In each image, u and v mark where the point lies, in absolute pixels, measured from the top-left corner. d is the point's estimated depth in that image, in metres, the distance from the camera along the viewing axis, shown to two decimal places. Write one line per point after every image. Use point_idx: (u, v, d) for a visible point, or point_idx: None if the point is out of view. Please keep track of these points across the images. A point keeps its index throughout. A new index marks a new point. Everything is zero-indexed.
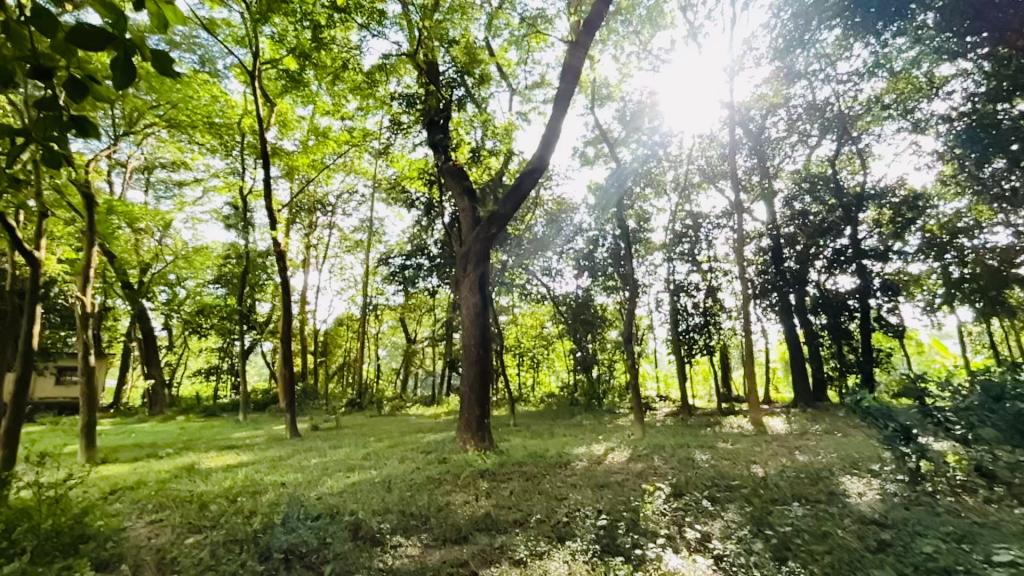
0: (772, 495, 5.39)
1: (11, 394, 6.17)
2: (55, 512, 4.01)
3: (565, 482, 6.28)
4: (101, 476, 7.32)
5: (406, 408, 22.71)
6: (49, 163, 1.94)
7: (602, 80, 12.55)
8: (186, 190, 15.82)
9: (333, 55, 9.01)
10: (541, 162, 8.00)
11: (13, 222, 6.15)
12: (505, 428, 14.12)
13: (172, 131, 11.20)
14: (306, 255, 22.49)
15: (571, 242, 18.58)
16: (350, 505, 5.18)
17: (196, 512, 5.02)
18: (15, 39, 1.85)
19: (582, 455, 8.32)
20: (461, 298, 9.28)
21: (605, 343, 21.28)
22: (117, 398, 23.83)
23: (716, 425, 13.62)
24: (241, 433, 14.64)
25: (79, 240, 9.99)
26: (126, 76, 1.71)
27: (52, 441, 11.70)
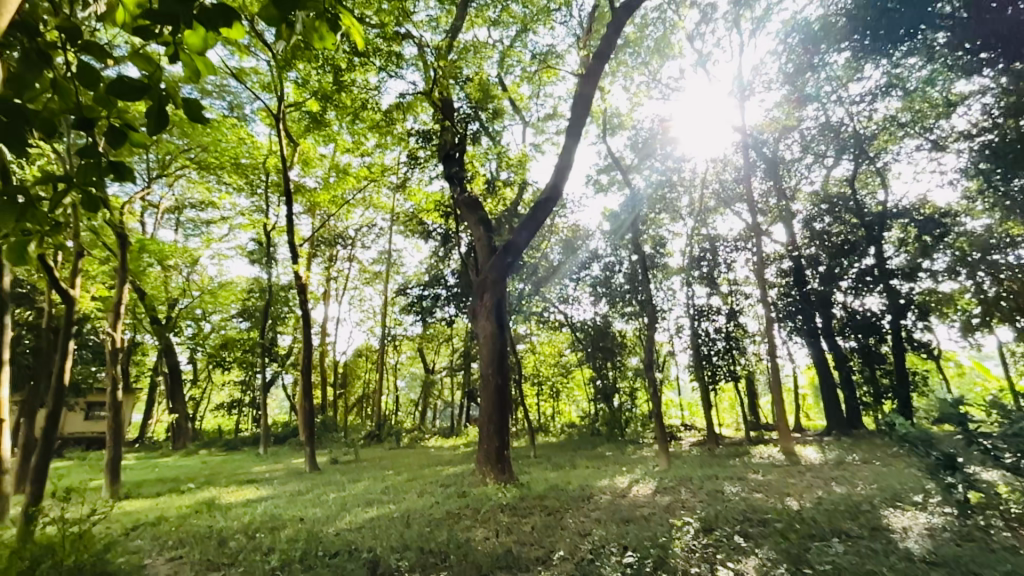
0: (810, 530, 5.10)
1: (42, 430, 6.31)
2: (80, 549, 4.04)
3: (588, 517, 6.05)
4: (123, 512, 7.33)
5: (424, 440, 22.50)
6: (87, 207, 2.03)
7: (613, 110, 12.80)
8: (213, 229, 16.45)
9: (353, 97, 9.39)
10: (555, 191, 8.06)
11: (50, 262, 6.44)
12: (526, 459, 13.83)
13: (202, 173, 11.77)
14: (327, 287, 22.98)
15: (587, 268, 18.61)
16: (368, 541, 5.08)
17: (215, 548, 4.98)
18: (61, 95, 1.99)
19: (605, 487, 8.05)
20: (477, 327, 9.30)
21: (626, 370, 20.92)
22: (142, 432, 24.16)
23: (745, 455, 13.09)
24: (261, 466, 14.66)
25: (113, 277, 10.40)
26: (160, 121, 1.80)
27: (80, 476, 11.90)
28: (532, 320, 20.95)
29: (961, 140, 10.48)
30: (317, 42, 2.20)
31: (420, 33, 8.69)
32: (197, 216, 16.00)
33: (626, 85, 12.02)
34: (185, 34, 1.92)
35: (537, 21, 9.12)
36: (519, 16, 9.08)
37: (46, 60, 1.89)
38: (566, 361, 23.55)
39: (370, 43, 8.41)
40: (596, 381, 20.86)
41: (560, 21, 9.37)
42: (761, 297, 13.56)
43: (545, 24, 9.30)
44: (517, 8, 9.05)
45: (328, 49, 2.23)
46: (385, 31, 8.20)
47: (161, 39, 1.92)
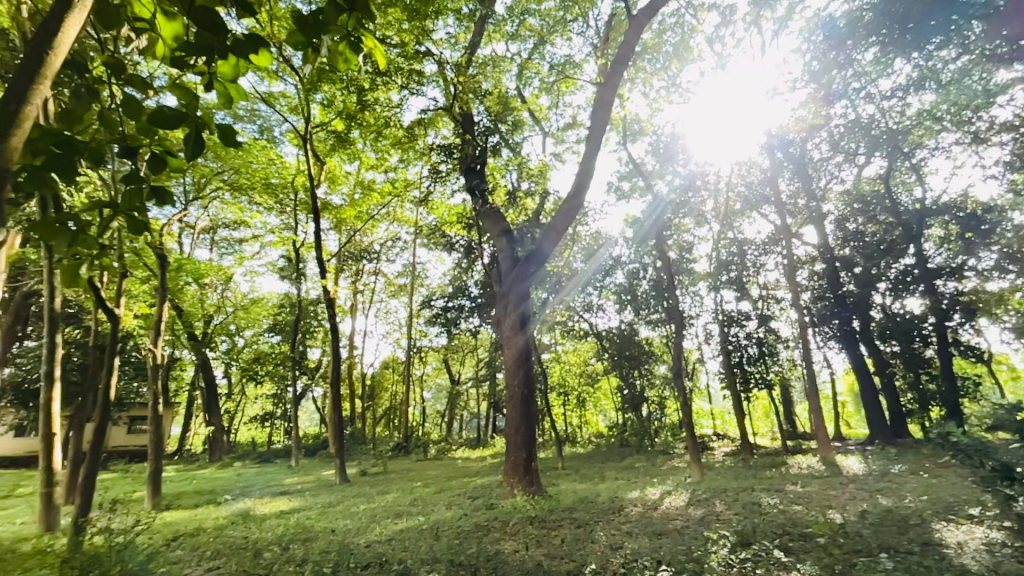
0: (855, 545, 4.84)
1: (89, 442, 6.62)
2: (123, 559, 4.20)
3: (619, 530, 5.92)
4: (164, 522, 7.57)
5: (451, 452, 22.56)
6: (132, 231, 2.14)
7: (633, 116, 12.72)
8: (246, 247, 17.08)
9: (376, 115, 9.55)
10: (577, 200, 8.02)
11: (97, 282, 6.80)
12: (554, 471, 13.67)
13: (235, 194, 12.24)
14: (354, 300, 23.47)
15: (611, 275, 18.49)
16: (399, 553, 5.09)
17: (250, 559, 5.08)
18: (106, 125, 2.13)
19: (636, 500, 7.87)
20: (503, 339, 9.33)
21: (654, 379, 20.53)
22: (181, 445, 25.02)
23: (782, 466, 12.59)
24: (293, 478, 14.97)
25: (153, 296, 10.86)
26: (197, 146, 1.90)
27: (123, 488, 12.37)
28: (557, 329, 20.82)
29: (1004, 131, 9.98)
30: (341, 64, 2.29)
31: (440, 51, 8.89)
32: (231, 235, 16.62)
33: (645, 91, 11.98)
34: (218, 64, 2.03)
35: (554, 32, 9.19)
36: (537, 29, 9.19)
37: (95, 95, 2.03)
38: (592, 370, 23.27)
39: (391, 62, 8.66)
40: (623, 390, 20.51)
41: (577, 32, 9.45)
42: (794, 301, 13.11)
43: (562, 36, 9.38)
44: (535, 20, 9.15)
45: (353, 71, 2.31)
46: (406, 50, 8.44)
47: (196, 70, 2.06)
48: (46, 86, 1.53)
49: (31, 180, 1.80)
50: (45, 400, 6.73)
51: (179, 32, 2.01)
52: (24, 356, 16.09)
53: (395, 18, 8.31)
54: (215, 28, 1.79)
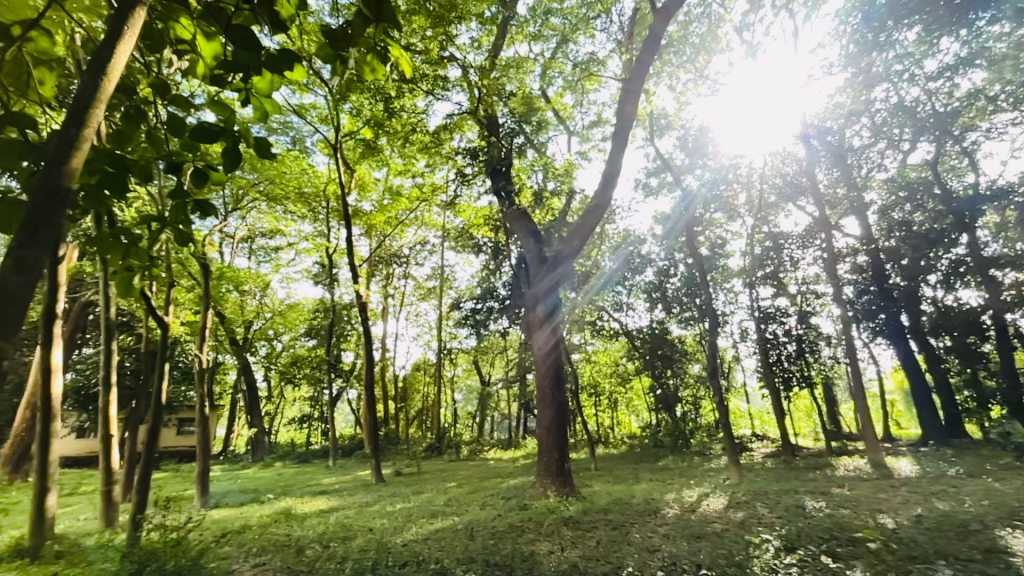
0: (910, 551, 4.61)
1: (144, 443, 7.00)
2: (176, 554, 4.42)
3: (656, 533, 5.82)
4: (214, 520, 7.94)
5: (484, 452, 22.64)
6: (179, 243, 2.27)
7: (660, 111, 12.51)
8: (282, 254, 17.68)
9: (403, 121, 9.75)
10: (605, 197, 7.95)
11: (148, 292, 7.19)
12: (587, 472, 13.53)
13: (271, 204, 12.73)
14: (385, 304, 23.99)
15: (641, 273, 18.15)
16: (435, 552, 5.16)
17: (294, 556, 5.25)
18: (154, 143, 2.28)
19: (672, 501, 7.71)
20: (532, 339, 9.30)
21: (688, 378, 20.04)
22: (225, 446, 26.11)
23: (827, 467, 12.06)
24: (331, 478, 15.39)
25: (198, 304, 11.39)
26: (234, 159, 2.00)
27: (175, 487, 13.01)
28: (586, 329, 20.62)
29: None
30: (368, 73, 2.35)
31: (463, 55, 8.95)
32: (267, 243, 17.26)
33: (671, 84, 11.75)
34: (254, 80, 2.14)
35: (577, 30, 9.13)
36: (559, 28, 9.12)
37: (144, 116, 2.19)
38: (624, 370, 22.98)
39: (416, 69, 8.78)
40: (656, 390, 20.15)
41: (600, 28, 9.35)
42: (836, 295, 12.53)
43: (585, 33, 9.33)
44: (557, 19, 9.10)
45: (380, 80, 2.36)
46: (430, 56, 8.52)
47: (234, 87, 2.16)
48: (101, 110, 1.63)
49: (88, 199, 1.94)
50: (104, 403, 7.16)
51: (217, 51, 2.13)
52: (83, 362, 17.17)
53: (419, 25, 8.39)
54: (250, 45, 1.88)
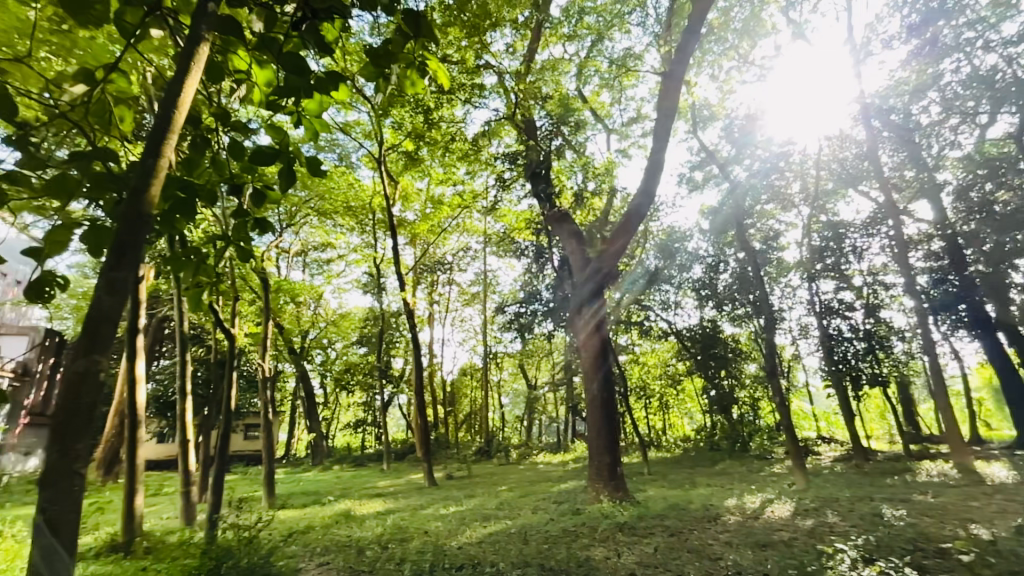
0: (1011, 567, 4.17)
1: (217, 447, 7.50)
2: (248, 552, 4.71)
3: (717, 540, 5.58)
4: (281, 521, 8.37)
5: (533, 456, 22.61)
6: (241, 258, 2.42)
7: (703, 101, 12.11)
8: (333, 266, 18.47)
9: (443, 132, 9.98)
10: (648, 194, 7.79)
11: (216, 306, 7.71)
12: (641, 476, 13.17)
13: (322, 219, 13.38)
14: (431, 310, 24.55)
15: (688, 270, 17.57)
16: (490, 556, 5.19)
17: (355, 556, 5.45)
18: (217, 166, 2.45)
19: (733, 508, 7.37)
20: (578, 340, 9.21)
21: (744, 378, 19.13)
22: (288, 450, 27.52)
23: (906, 472, 11.13)
24: (386, 481, 15.88)
25: (260, 316, 12.13)
26: (289, 178, 2.15)
27: (245, 489, 13.86)
28: (633, 330, 20.15)
29: None
30: (409, 88, 2.42)
31: (499, 62, 9.02)
32: (320, 257, 18.11)
33: (713, 73, 11.33)
34: (305, 102, 2.28)
35: (612, 26, 8.99)
36: (594, 26, 9.04)
37: (207, 142, 2.36)
38: (674, 371, 22.31)
39: (454, 79, 8.95)
40: (710, 391, 19.37)
41: (636, 22, 9.18)
42: (909, 286, 11.55)
43: (620, 28, 9.17)
44: (592, 18, 9.02)
45: (419, 93, 2.42)
46: (466, 65, 8.66)
47: (287, 111, 2.32)
48: (174, 139, 1.78)
49: (164, 224, 2.12)
50: (181, 411, 7.74)
51: (271, 78, 2.28)
52: (162, 373, 18.65)
53: (454, 36, 8.52)
54: (299, 69, 2.00)
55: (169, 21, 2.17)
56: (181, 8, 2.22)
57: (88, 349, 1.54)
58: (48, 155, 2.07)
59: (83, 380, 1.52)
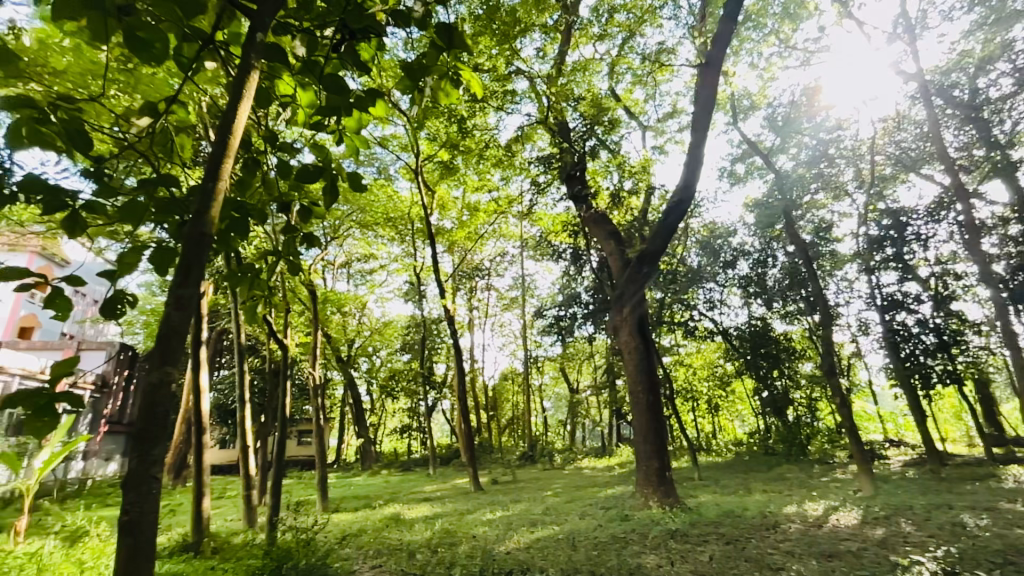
0: None
1: (274, 453, 7.85)
2: (306, 553, 4.91)
3: (778, 549, 5.30)
4: (335, 524, 8.66)
5: (578, 460, 22.36)
6: (291, 271, 2.54)
7: (742, 91, 11.69)
8: (375, 276, 19.04)
9: (477, 140, 10.12)
10: (687, 192, 7.61)
11: (270, 318, 8.11)
12: (691, 482, 12.74)
13: (365, 231, 13.85)
14: (471, 316, 24.82)
15: (734, 267, 16.90)
16: (539, 561, 5.16)
17: (406, 559, 5.57)
18: (267, 186, 2.60)
19: (792, 515, 6.99)
20: (620, 343, 9.06)
21: (799, 378, 18.17)
22: (339, 455, 28.51)
23: (990, 478, 10.18)
24: (433, 485, 16.15)
25: (309, 326, 12.66)
26: (333, 194, 2.25)
27: (300, 493, 14.42)
28: (677, 331, 19.57)
29: None
30: (443, 99, 2.47)
31: (530, 67, 9.03)
32: (363, 267, 18.71)
33: (752, 62, 10.89)
34: (345, 120, 2.38)
35: (643, 22, 8.84)
36: (624, 23, 8.91)
37: (258, 164, 2.51)
38: (722, 372, 21.50)
39: (486, 88, 8.86)
40: (761, 392, 18.50)
41: (668, 16, 8.98)
42: (984, 274, 10.61)
43: (652, 23, 8.98)
44: (622, 15, 8.92)
45: (454, 103, 2.46)
46: (498, 73, 8.67)
47: (329, 129, 2.42)
48: (230, 161, 1.90)
49: (221, 243, 2.25)
50: (241, 418, 8.16)
51: (313, 100, 2.41)
52: (222, 382, 19.80)
53: (485, 46, 8.61)
54: (340, 90, 2.11)
55: (221, 53, 2.32)
56: (232, 40, 2.37)
57: (162, 361, 1.67)
58: (118, 184, 2.24)
59: (158, 390, 1.64)
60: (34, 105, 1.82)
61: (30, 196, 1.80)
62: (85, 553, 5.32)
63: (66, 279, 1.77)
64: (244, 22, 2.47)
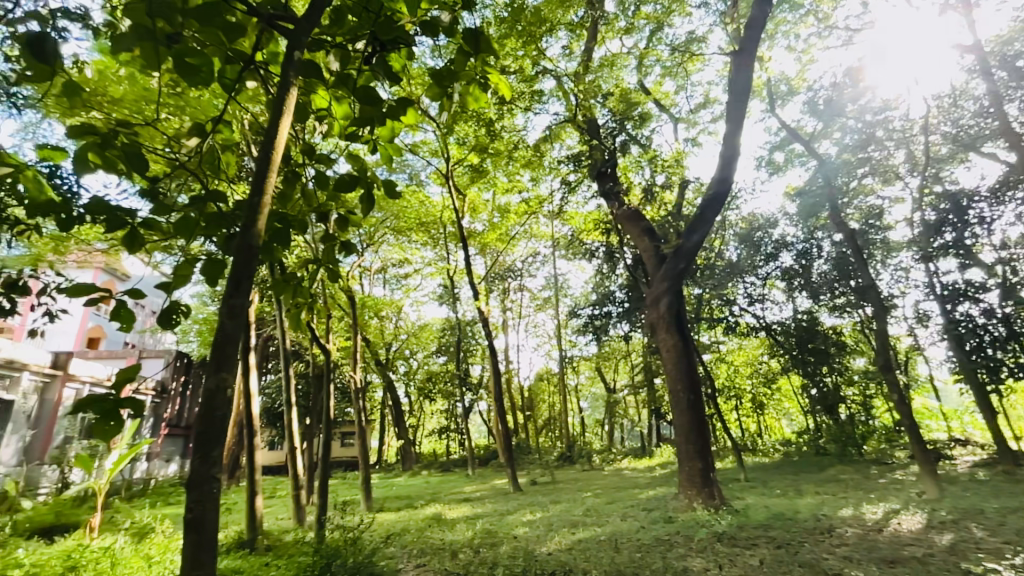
0: None
1: (320, 454, 8.14)
2: (354, 552, 5.05)
3: (833, 554, 5.05)
4: (380, 523, 8.88)
5: (617, 461, 22.02)
6: (331, 278, 2.63)
7: (779, 76, 11.22)
8: (410, 280, 19.41)
9: (506, 142, 10.16)
10: (723, 184, 7.39)
11: (312, 325, 8.40)
12: (737, 483, 12.30)
13: (399, 236, 14.15)
14: (505, 317, 24.90)
15: (776, 259, 16.22)
16: (581, 563, 5.13)
17: (450, 559, 5.64)
18: (307, 197, 2.71)
19: (849, 519, 6.63)
20: (658, 341, 8.86)
21: (851, 374, 17.24)
22: (380, 456, 29.21)
23: None
24: (472, 486, 16.30)
25: (349, 331, 13.06)
26: (369, 203, 2.35)
27: (345, 493, 14.87)
28: (717, 327, 18.97)
29: None
30: (473, 104, 2.49)
31: (556, 66, 8.97)
32: (398, 272, 19.10)
33: (789, 44, 10.44)
34: (379, 130, 2.46)
35: (672, 12, 8.62)
36: (652, 15, 8.72)
37: (298, 177, 2.63)
38: (766, 369, 20.73)
39: (514, 89, 8.87)
40: (810, 389, 17.64)
41: (697, 3, 8.72)
42: None
43: (681, 12, 8.74)
44: (648, 7, 8.75)
45: (483, 107, 2.47)
46: (525, 74, 8.67)
47: (364, 140, 2.50)
48: (273, 175, 1.99)
49: (267, 254, 2.37)
50: (289, 420, 8.50)
51: (348, 112, 2.49)
52: (270, 387, 20.69)
53: (511, 48, 8.64)
54: (372, 101, 2.19)
55: (261, 73, 2.44)
56: (271, 59, 2.49)
57: (217, 368, 1.76)
58: (172, 201, 2.38)
59: (215, 396, 1.75)
60: (97, 132, 1.96)
61: (95, 217, 1.94)
62: (152, 548, 5.68)
63: (128, 291, 1.90)
64: (282, 41, 2.59)
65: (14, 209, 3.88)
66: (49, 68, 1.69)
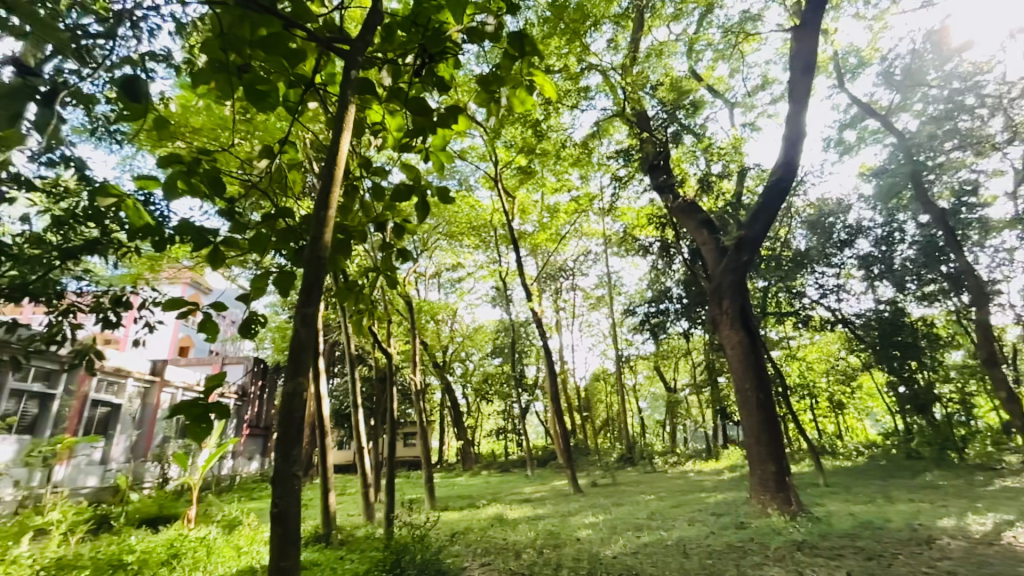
0: None
1: (386, 454, 8.49)
2: (422, 548, 5.21)
3: (934, 568, 4.58)
4: (444, 521, 9.12)
5: (681, 464, 21.19)
6: (390, 284, 2.73)
7: (846, 48, 10.39)
8: (463, 284, 19.79)
9: (553, 142, 10.11)
10: (789, 168, 6.95)
11: (375, 330, 8.80)
12: (816, 488, 11.43)
13: (451, 241, 14.48)
14: (558, 317, 24.72)
15: (851, 246, 14.97)
16: (649, 568, 4.98)
17: (514, 559, 5.68)
18: (365, 207, 2.83)
19: (950, 530, 5.98)
20: (722, 338, 8.40)
21: (945, 369, 15.56)
22: (441, 457, 29.96)
23: None
24: (531, 487, 16.34)
25: (408, 335, 13.53)
26: (424, 209, 2.42)
27: (410, 492, 15.40)
28: (786, 321, 17.80)
29: None
30: (520, 106, 2.49)
31: (601, 60, 8.81)
32: (452, 276, 19.52)
33: (857, 12, 9.63)
34: (431, 139, 2.54)
35: None
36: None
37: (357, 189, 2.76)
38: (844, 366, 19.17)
39: (559, 89, 8.85)
40: (898, 387, 16.10)
41: None
42: None
43: None
44: None
45: (530, 109, 2.47)
46: (570, 72, 8.61)
47: (416, 149, 2.59)
48: (336, 190, 2.11)
49: (333, 263, 2.51)
50: (356, 421, 8.92)
51: (401, 123, 2.59)
52: (338, 390, 21.86)
53: (555, 46, 8.59)
54: (423, 111, 2.26)
55: (321, 93, 2.58)
56: (329, 80, 2.64)
57: (293, 372, 1.87)
58: (247, 219, 2.57)
59: (292, 399, 1.86)
60: (183, 160, 2.15)
61: (184, 237, 2.13)
62: (241, 539, 6.18)
63: (213, 304, 2.07)
64: (338, 61, 2.74)
65: (118, 233, 4.38)
66: (142, 107, 1.88)
